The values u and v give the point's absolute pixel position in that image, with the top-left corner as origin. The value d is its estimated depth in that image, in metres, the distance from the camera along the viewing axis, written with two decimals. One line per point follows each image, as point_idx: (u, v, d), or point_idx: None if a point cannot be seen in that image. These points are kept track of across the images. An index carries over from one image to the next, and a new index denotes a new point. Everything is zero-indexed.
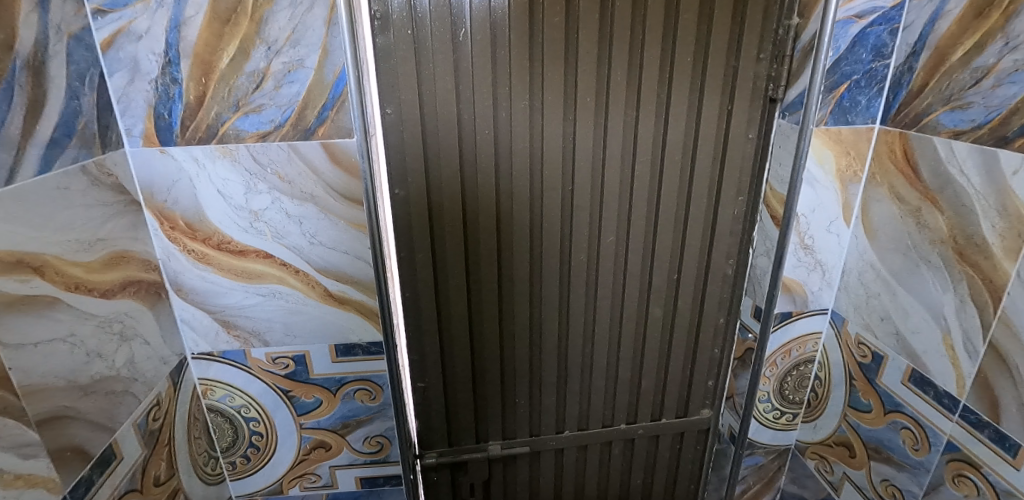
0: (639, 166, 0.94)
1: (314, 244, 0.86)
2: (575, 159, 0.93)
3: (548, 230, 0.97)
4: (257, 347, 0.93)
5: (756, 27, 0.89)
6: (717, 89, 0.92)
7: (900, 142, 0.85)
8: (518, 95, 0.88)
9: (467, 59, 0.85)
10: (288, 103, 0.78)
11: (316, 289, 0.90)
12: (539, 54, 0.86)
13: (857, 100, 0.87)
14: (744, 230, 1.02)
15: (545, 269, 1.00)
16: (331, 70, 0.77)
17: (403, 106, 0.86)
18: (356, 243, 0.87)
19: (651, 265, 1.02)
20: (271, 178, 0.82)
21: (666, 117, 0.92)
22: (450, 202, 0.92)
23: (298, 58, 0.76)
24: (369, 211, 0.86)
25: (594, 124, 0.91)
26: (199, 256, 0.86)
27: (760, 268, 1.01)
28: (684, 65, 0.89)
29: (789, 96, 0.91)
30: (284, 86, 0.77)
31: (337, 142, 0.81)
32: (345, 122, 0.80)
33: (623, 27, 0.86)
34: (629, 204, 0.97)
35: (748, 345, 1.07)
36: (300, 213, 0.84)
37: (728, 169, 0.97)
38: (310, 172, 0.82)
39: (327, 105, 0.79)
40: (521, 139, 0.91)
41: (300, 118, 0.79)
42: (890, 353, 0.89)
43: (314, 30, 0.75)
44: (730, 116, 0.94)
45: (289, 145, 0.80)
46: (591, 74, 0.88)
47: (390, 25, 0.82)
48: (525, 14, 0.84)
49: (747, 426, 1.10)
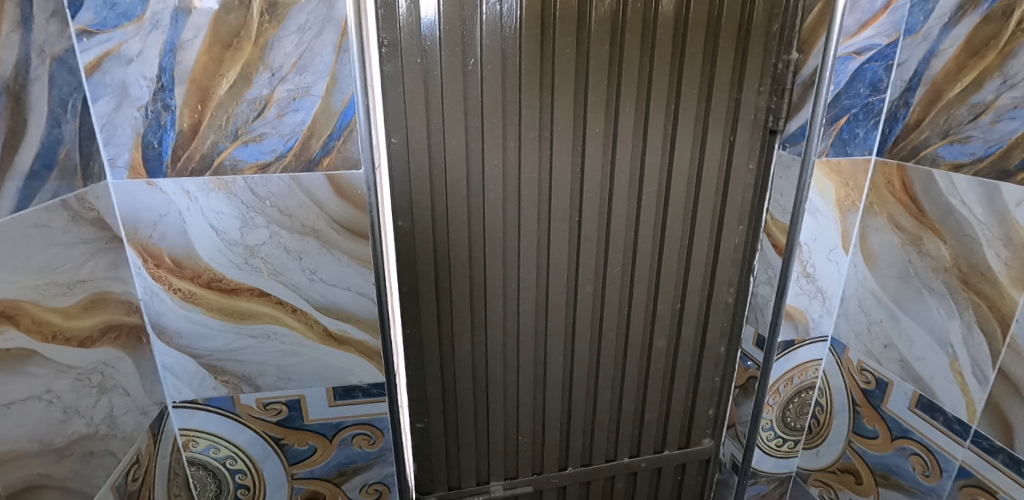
0: (646, 197, 0.94)
1: (314, 280, 0.81)
2: (583, 190, 0.92)
3: (555, 261, 0.95)
4: (248, 392, 0.86)
5: (758, 61, 0.91)
6: (720, 121, 0.93)
7: (898, 173, 0.87)
8: (528, 125, 0.86)
9: (477, 88, 0.83)
10: (292, 132, 0.73)
11: (314, 329, 0.84)
12: (548, 84, 0.85)
13: (856, 132, 0.89)
14: (745, 259, 1.03)
15: (550, 301, 0.97)
16: (340, 98, 0.73)
17: (409, 136, 0.82)
18: (360, 279, 0.82)
19: (655, 295, 1.02)
20: (269, 211, 0.77)
21: (672, 148, 0.92)
22: (456, 235, 0.89)
23: (304, 85, 0.72)
24: (374, 245, 0.81)
25: (602, 155, 0.90)
26: (186, 295, 0.80)
27: (762, 296, 1.02)
28: (690, 96, 0.90)
29: (789, 128, 0.92)
30: (288, 114, 0.72)
31: (342, 173, 0.76)
32: (351, 153, 0.76)
33: (631, 59, 0.86)
34: (635, 233, 0.96)
35: (750, 374, 1.07)
36: (300, 247, 0.79)
37: (731, 199, 0.98)
38: (313, 205, 0.77)
39: (334, 135, 0.74)
40: (529, 169, 0.89)
41: (304, 148, 0.74)
42: (895, 379, 0.91)
43: (322, 56, 0.71)
44: (733, 147, 0.95)
45: (290, 176, 0.75)
46: (599, 105, 0.88)
47: (399, 52, 0.79)
48: (536, 44, 0.83)
49: (751, 455, 1.09)
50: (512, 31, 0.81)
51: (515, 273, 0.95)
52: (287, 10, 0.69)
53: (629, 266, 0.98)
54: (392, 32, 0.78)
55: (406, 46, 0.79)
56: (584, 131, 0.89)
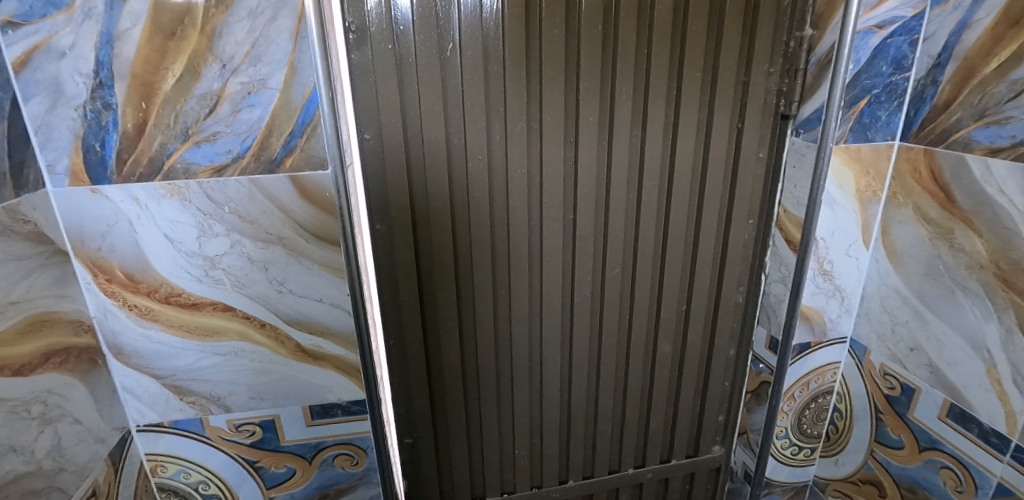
0: (647, 192, 0.86)
1: (282, 293, 0.74)
2: (577, 186, 0.84)
3: (548, 263, 0.87)
4: (217, 414, 0.80)
5: (768, 39, 0.82)
6: (727, 106, 0.84)
7: (925, 160, 0.79)
8: (514, 116, 0.78)
9: (456, 76, 0.75)
10: (249, 130, 0.66)
11: (286, 345, 0.77)
12: (536, 70, 0.77)
13: (877, 115, 0.81)
14: (755, 255, 0.95)
15: (545, 306, 0.90)
16: (300, 91, 0.65)
17: (383, 131, 0.75)
18: (333, 290, 0.75)
19: (658, 297, 0.94)
20: (228, 218, 0.69)
21: (673, 137, 0.84)
22: (439, 238, 0.82)
23: (259, 77, 0.64)
24: (347, 253, 0.74)
25: (597, 147, 0.82)
26: (143, 312, 0.73)
27: (774, 295, 0.94)
28: (693, 79, 0.82)
29: (804, 112, 0.84)
30: (243, 111, 0.65)
31: (307, 175, 0.69)
32: (317, 151, 0.68)
33: (627, 40, 0.78)
34: (635, 231, 0.89)
35: (763, 378, 0.99)
36: (266, 257, 0.72)
37: (740, 191, 0.90)
38: (277, 210, 0.70)
39: (296, 132, 0.67)
40: (518, 165, 0.81)
41: (263, 147, 0.66)
42: (923, 386, 0.84)
43: (278, 44, 0.63)
44: (741, 135, 0.87)
45: (250, 179, 0.68)
46: (593, 92, 0.80)
47: (368, 39, 0.71)
48: (521, 26, 0.75)
49: (765, 464, 1.02)
50: (493, 12, 0.73)
51: (506, 278, 0.87)
52: None
53: (630, 266, 0.91)
54: (359, 16, 0.70)
55: (375, 31, 0.71)
56: (576, 122, 0.81)
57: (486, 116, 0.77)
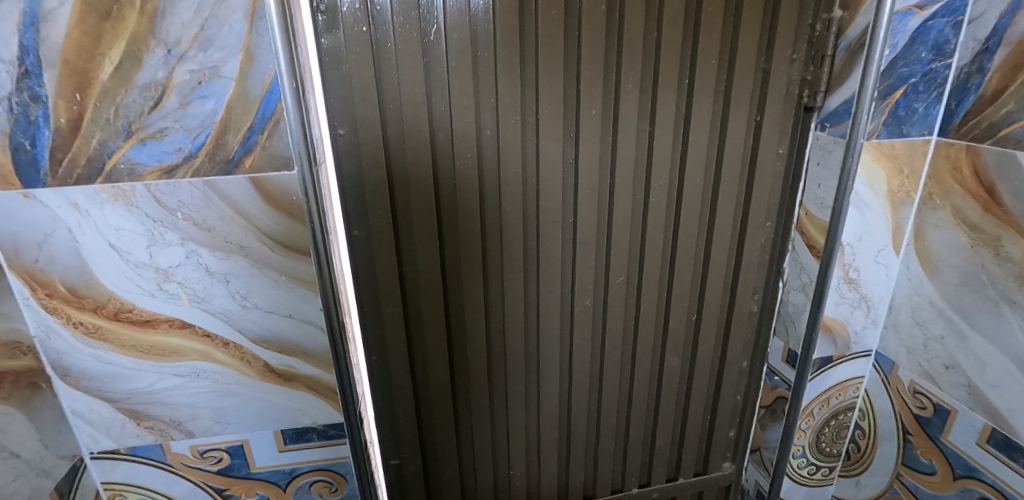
0: (655, 192, 0.78)
1: (247, 308, 0.66)
2: (578, 186, 0.76)
3: (546, 270, 0.79)
4: (179, 440, 0.72)
5: (792, 22, 0.74)
6: (745, 97, 0.76)
7: (968, 158, 0.71)
8: (507, 109, 0.70)
9: (441, 64, 0.66)
10: (201, 125, 0.57)
11: (252, 365, 0.69)
12: (532, 56, 0.69)
13: (914, 107, 0.72)
14: (773, 261, 0.87)
15: (542, 317, 0.82)
16: (259, 80, 0.57)
17: (359, 126, 0.66)
18: (304, 304, 0.67)
19: (667, 306, 0.86)
20: (182, 225, 0.61)
21: (685, 132, 0.76)
22: (424, 245, 0.74)
23: (210, 64, 0.55)
24: (319, 264, 0.65)
25: (600, 143, 0.74)
26: (90, 331, 0.65)
27: (794, 305, 0.86)
28: (708, 67, 0.73)
29: (831, 104, 0.75)
30: (193, 103, 0.56)
31: (270, 176, 0.60)
32: (280, 150, 0.59)
33: (635, 23, 0.69)
34: (641, 235, 0.81)
35: (779, 394, 0.91)
36: (226, 269, 0.64)
37: (757, 191, 0.82)
38: (237, 217, 0.61)
39: (256, 127, 0.58)
40: (511, 163, 0.72)
41: (218, 145, 0.58)
42: (960, 408, 0.77)
43: (231, 27, 0.54)
44: (760, 129, 0.78)
45: (205, 182, 0.59)
46: (596, 82, 0.71)
47: (339, 21, 0.62)
48: (515, 6, 0.66)
49: (780, 485, 0.94)
50: None
51: (499, 287, 0.79)
52: None
53: (635, 273, 0.83)
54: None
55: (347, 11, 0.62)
56: (577, 115, 0.72)
57: (475, 108, 0.69)
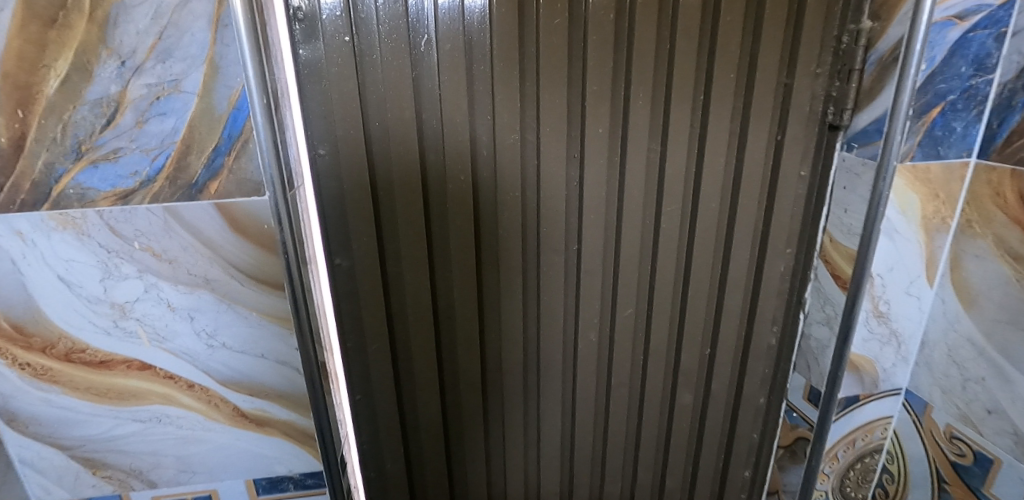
0: (667, 218, 0.71)
1: (214, 347, 0.59)
2: (583, 211, 0.69)
3: (547, 301, 0.73)
4: (140, 490, 0.65)
5: (816, 34, 0.67)
6: (765, 114, 0.69)
7: (1013, 183, 0.64)
8: (505, 127, 0.63)
9: (432, 77, 0.60)
10: (159, 146, 0.51)
11: (221, 409, 0.62)
12: (533, 70, 0.62)
13: (951, 127, 0.65)
14: (793, 291, 0.81)
15: (543, 352, 0.75)
16: (225, 95, 0.50)
17: (340, 145, 0.60)
18: (277, 343, 0.60)
19: (678, 340, 0.79)
20: (140, 256, 0.55)
21: (699, 153, 0.70)
22: (413, 275, 0.67)
23: (170, 77, 0.49)
24: (295, 298, 0.59)
25: (607, 164, 0.68)
26: (39, 372, 0.58)
27: (817, 339, 0.79)
28: (726, 82, 0.67)
29: (859, 123, 0.69)
30: (151, 121, 0.50)
31: (238, 202, 0.54)
32: (249, 173, 0.53)
33: (645, 35, 0.63)
34: (651, 263, 0.74)
35: (801, 434, 0.83)
36: (191, 305, 0.57)
37: (777, 216, 0.75)
38: (202, 247, 0.55)
39: (222, 148, 0.52)
40: (510, 187, 0.66)
41: (180, 168, 0.52)
42: (1005, 458, 0.70)
43: (194, 36, 0.48)
44: (781, 149, 0.72)
45: (165, 208, 0.53)
46: (603, 97, 0.65)
47: (318, 30, 0.56)
48: (514, 15, 0.60)
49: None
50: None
51: (495, 319, 0.72)
52: None
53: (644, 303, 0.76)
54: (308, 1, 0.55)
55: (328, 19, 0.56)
56: (582, 133, 0.66)
57: (470, 127, 0.62)
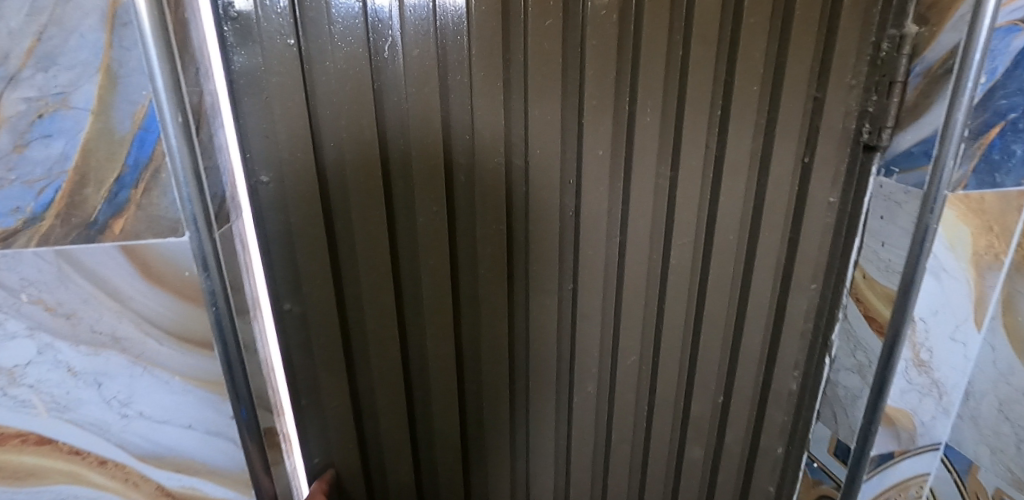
0: (678, 251, 0.62)
1: (128, 417, 0.48)
2: (581, 245, 0.59)
3: (538, 349, 0.62)
4: None
5: (853, 40, 0.58)
6: (792, 131, 0.60)
7: None
8: (488, 149, 0.53)
9: (396, 88, 0.50)
10: (47, 175, 0.40)
11: (142, 488, 0.51)
12: (520, 79, 0.52)
13: (1012, 151, 0.54)
14: (819, 331, 0.70)
15: (533, 406, 0.65)
16: (128, 113, 0.40)
17: (287, 171, 0.49)
18: (207, 411, 0.49)
19: (688, 387, 0.70)
20: (30, 311, 0.44)
21: (715, 176, 0.61)
22: (377, 323, 0.57)
23: (56, 88, 0.38)
24: (226, 358, 0.48)
25: (609, 190, 0.58)
26: None
27: (845, 387, 0.69)
28: (748, 96, 0.58)
29: (902, 143, 0.59)
30: (34, 145, 0.39)
31: (150, 244, 0.43)
32: (164, 210, 0.43)
33: (656, 41, 0.54)
34: (659, 300, 0.64)
35: (826, 491, 0.74)
36: (97, 368, 0.46)
37: (804, 248, 0.65)
38: (107, 299, 0.44)
39: (127, 179, 0.41)
40: (494, 219, 0.55)
41: (76, 203, 0.41)
42: None
43: (84, 38, 0.38)
44: (809, 172, 0.62)
45: (59, 252, 0.42)
46: (604, 112, 0.55)
47: (252, 31, 0.46)
48: (498, 13, 0.49)
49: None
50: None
51: (478, 371, 0.62)
52: None
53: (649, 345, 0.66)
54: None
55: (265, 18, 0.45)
56: (579, 153, 0.56)
57: (443, 148, 0.52)
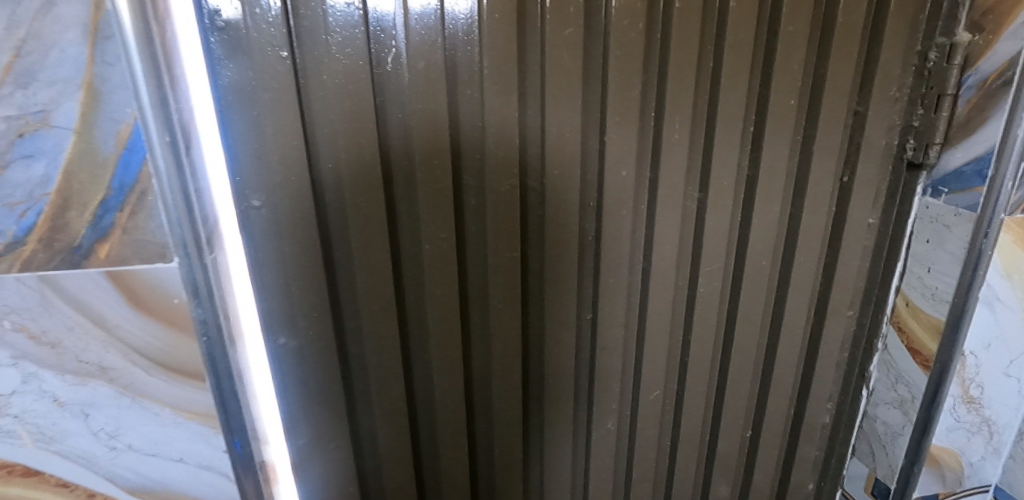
0: (706, 278, 0.58)
1: (116, 449, 0.46)
2: (601, 273, 0.55)
3: (554, 382, 0.58)
4: None
5: (898, 49, 0.53)
6: (832, 149, 0.55)
7: None
8: (503, 170, 0.49)
9: (398, 100, 0.46)
10: (28, 197, 0.37)
11: None
12: (534, 92, 0.49)
13: None
14: (853, 362, 0.65)
15: (548, 441, 0.61)
16: (112, 132, 0.37)
17: (280, 194, 0.46)
18: (198, 443, 0.47)
19: (715, 421, 0.66)
20: (10, 338, 0.41)
21: (746, 198, 0.57)
22: (377, 356, 0.54)
23: (36, 106, 0.36)
24: (217, 388, 0.45)
25: (634, 214, 0.54)
26: None
27: (884, 422, 0.64)
28: (784, 111, 0.54)
29: (950, 162, 0.54)
30: (12, 166, 0.37)
31: (135, 270, 0.41)
32: (149, 234, 0.40)
33: (688, 51, 0.50)
34: (684, 328, 0.61)
35: None
36: (82, 397, 0.44)
37: (840, 273, 0.60)
38: (93, 326, 0.42)
39: (111, 202, 0.39)
40: (508, 244, 0.52)
41: (59, 226, 0.39)
42: None
43: (66, 52, 0.35)
44: (848, 192, 0.58)
45: (39, 276, 0.40)
46: (629, 129, 0.51)
47: (240, 43, 0.42)
48: (512, 21, 0.46)
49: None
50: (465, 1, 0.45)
51: (487, 401, 0.58)
52: None
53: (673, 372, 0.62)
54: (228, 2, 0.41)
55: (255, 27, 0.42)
56: (600, 173, 0.52)
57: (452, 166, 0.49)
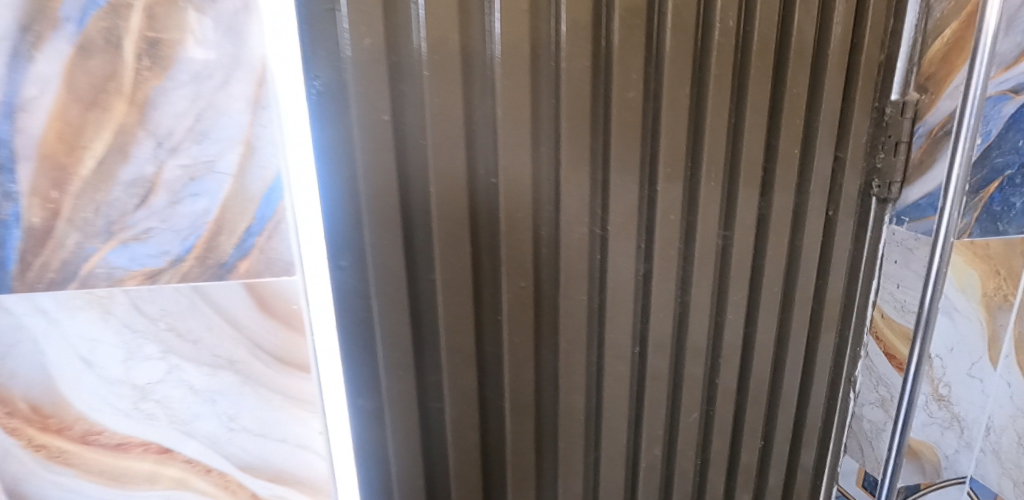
0: (732, 311, 0.69)
1: (233, 430, 0.56)
2: (650, 308, 0.65)
3: (610, 408, 0.67)
4: None
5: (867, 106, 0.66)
6: (822, 189, 0.67)
7: None
8: (576, 218, 0.59)
9: (489, 154, 0.55)
10: (191, 226, 0.50)
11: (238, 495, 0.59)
12: (601, 150, 0.59)
13: (1014, 201, 0.58)
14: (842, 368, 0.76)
15: (602, 462, 0.69)
16: (258, 176, 0.49)
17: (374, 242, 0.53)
18: (299, 426, 0.57)
19: (738, 434, 0.75)
20: (164, 336, 0.53)
21: (764, 239, 0.67)
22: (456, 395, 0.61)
23: (205, 158, 0.48)
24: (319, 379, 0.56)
25: (676, 256, 0.64)
26: (55, 453, 0.56)
27: (870, 420, 0.75)
28: (790, 160, 0.65)
29: (908, 196, 0.66)
30: (183, 202, 0.49)
31: (266, 281, 0.52)
32: (278, 253, 0.52)
33: (720, 113, 0.61)
34: (715, 351, 0.70)
35: None
36: (211, 386, 0.55)
37: (830, 291, 0.71)
38: (227, 326, 0.53)
39: (252, 229, 0.50)
40: (577, 286, 0.61)
41: (211, 246, 0.51)
42: None
43: (229, 118, 0.47)
44: (833, 225, 0.69)
45: (191, 287, 0.52)
46: (675, 181, 0.61)
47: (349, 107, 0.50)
48: (584, 91, 0.56)
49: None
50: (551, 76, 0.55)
51: (531, 413, 0.65)
52: (173, 50, 0.45)
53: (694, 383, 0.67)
54: (333, 74, 0.50)
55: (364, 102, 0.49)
56: (652, 219, 0.63)
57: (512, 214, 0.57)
